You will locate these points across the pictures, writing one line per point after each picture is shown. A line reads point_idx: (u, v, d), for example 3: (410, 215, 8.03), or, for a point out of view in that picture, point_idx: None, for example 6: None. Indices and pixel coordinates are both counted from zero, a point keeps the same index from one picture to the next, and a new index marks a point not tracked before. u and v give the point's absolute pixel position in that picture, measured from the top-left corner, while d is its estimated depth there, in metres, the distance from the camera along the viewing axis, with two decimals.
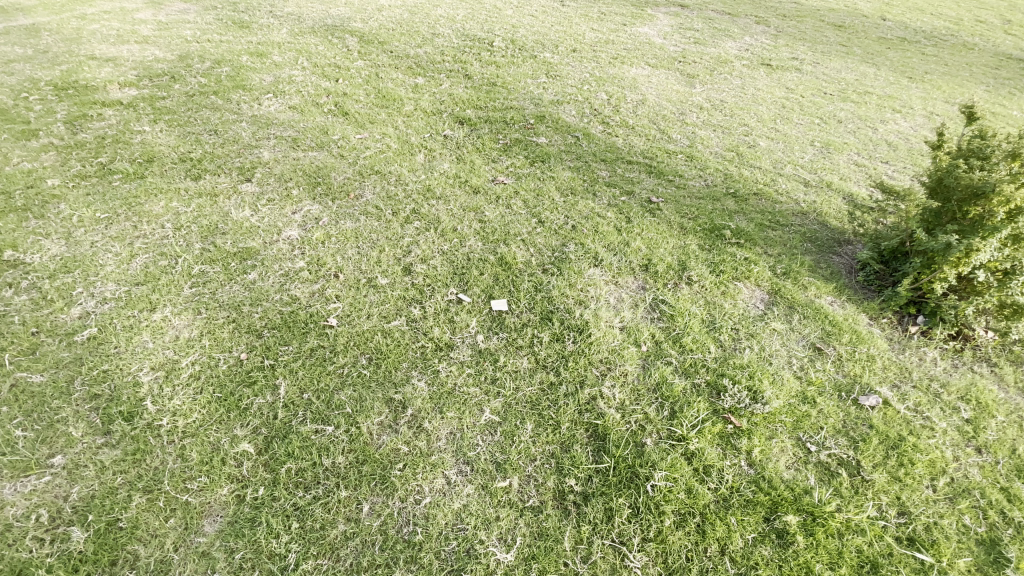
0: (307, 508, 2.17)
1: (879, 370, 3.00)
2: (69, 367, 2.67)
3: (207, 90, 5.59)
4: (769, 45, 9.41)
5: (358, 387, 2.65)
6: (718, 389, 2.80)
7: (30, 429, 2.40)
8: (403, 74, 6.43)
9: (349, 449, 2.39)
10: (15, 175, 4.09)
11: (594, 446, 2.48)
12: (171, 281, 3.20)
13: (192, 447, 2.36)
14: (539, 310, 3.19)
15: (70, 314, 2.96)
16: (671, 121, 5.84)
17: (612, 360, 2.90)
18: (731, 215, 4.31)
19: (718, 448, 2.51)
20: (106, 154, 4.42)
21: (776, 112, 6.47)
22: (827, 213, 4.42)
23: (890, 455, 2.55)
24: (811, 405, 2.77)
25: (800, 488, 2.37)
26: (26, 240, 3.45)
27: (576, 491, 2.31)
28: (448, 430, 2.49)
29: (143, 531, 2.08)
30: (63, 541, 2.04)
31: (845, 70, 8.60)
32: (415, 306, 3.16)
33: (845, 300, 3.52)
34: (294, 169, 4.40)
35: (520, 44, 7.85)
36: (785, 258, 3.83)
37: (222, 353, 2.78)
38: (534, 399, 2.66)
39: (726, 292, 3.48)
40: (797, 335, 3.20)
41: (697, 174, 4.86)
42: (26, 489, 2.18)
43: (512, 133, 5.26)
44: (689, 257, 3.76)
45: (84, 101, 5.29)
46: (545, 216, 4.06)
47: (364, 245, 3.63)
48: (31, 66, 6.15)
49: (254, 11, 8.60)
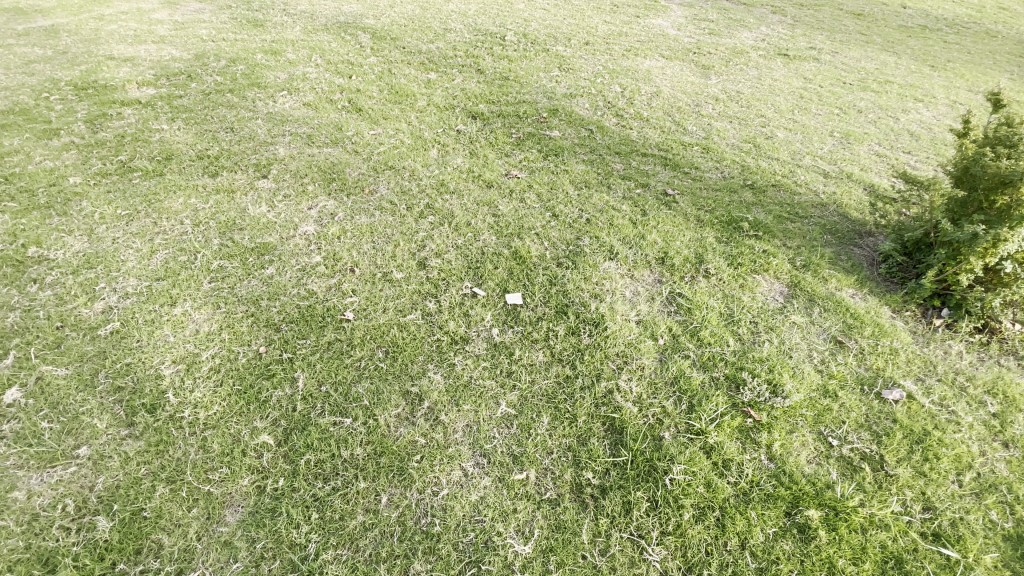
0: (326, 499, 2.19)
1: (902, 364, 2.94)
2: (93, 361, 2.72)
3: (223, 88, 5.64)
4: (786, 34, 9.24)
5: (375, 380, 2.67)
6: (737, 383, 2.76)
7: (56, 421, 2.45)
8: (415, 69, 6.44)
9: (367, 441, 2.41)
10: (38, 174, 4.18)
11: (611, 440, 2.47)
12: (190, 276, 3.25)
13: (213, 438, 2.39)
14: (555, 303, 3.17)
15: (93, 309, 3.01)
16: (686, 113, 5.77)
17: (629, 354, 2.88)
18: (749, 207, 4.24)
19: (737, 442, 2.48)
20: (126, 152, 4.49)
21: (794, 103, 6.35)
22: (848, 204, 4.33)
23: (914, 450, 2.50)
24: (832, 399, 2.72)
25: (822, 482, 2.33)
26: (50, 237, 3.53)
27: (594, 484, 2.29)
28: (465, 423, 2.49)
29: (166, 520, 2.12)
30: (89, 530, 2.08)
31: (865, 59, 8.41)
32: (431, 299, 3.17)
33: (867, 292, 3.45)
34: (309, 165, 4.43)
35: (533, 38, 7.81)
36: (805, 250, 3.77)
37: (242, 346, 2.82)
38: (550, 393, 2.66)
39: (745, 284, 3.43)
40: (817, 328, 3.15)
41: (713, 166, 4.80)
42: (53, 479, 2.24)
43: (525, 127, 5.23)
44: (706, 250, 3.71)
45: (104, 100, 5.38)
46: (560, 210, 4.04)
47: (379, 240, 3.64)
48: (52, 66, 6.27)
49: (267, 9, 8.66)
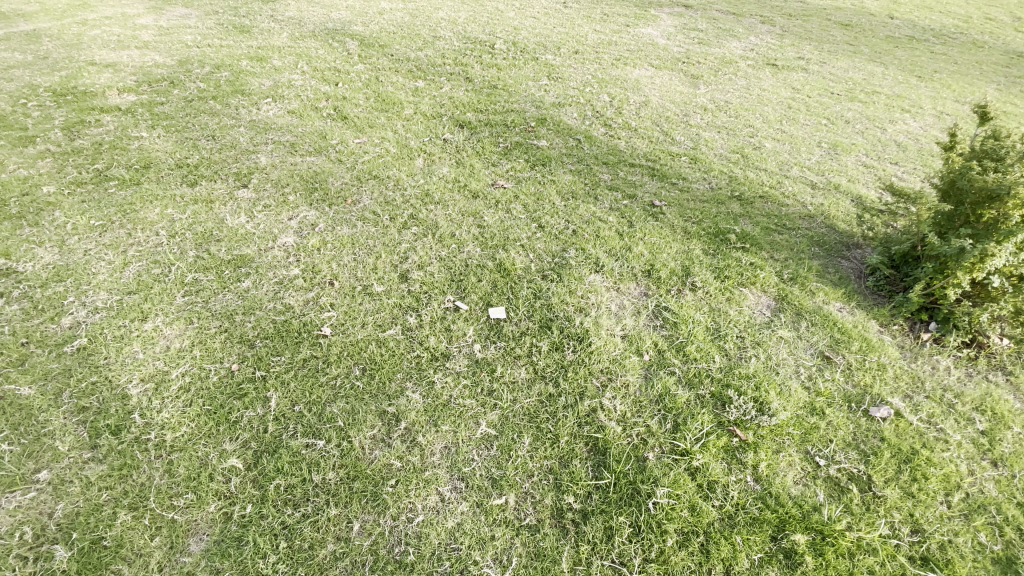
0: (295, 526, 2.10)
1: (890, 380, 2.90)
2: (58, 379, 2.61)
3: (206, 95, 5.56)
4: (775, 44, 9.29)
5: (351, 399, 2.58)
6: (723, 401, 2.70)
7: (16, 443, 2.34)
8: (403, 77, 6.38)
9: (340, 464, 2.32)
10: (10, 182, 4.07)
11: (594, 461, 2.40)
12: (163, 289, 3.15)
13: (180, 461, 2.30)
14: (539, 318, 3.11)
15: (61, 324, 2.91)
16: (674, 123, 5.75)
17: (613, 370, 2.82)
18: (736, 218, 4.21)
19: (723, 463, 2.42)
20: (103, 161, 4.39)
21: (782, 113, 6.36)
22: (835, 216, 4.31)
23: (902, 469, 2.45)
24: (819, 417, 2.67)
25: (809, 505, 2.28)
26: (19, 249, 3.41)
27: (575, 509, 2.22)
28: (443, 444, 2.41)
29: (127, 550, 2.02)
30: (45, 560, 1.98)
31: (853, 69, 8.47)
32: (412, 314, 3.09)
33: (855, 306, 3.42)
34: (291, 174, 4.34)
35: (522, 47, 7.79)
36: (792, 263, 3.73)
37: (213, 364, 2.72)
38: (532, 412, 2.58)
39: (732, 298, 3.39)
40: (805, 344, 3.10)
41: (701, 177, 4.77)
42: (11, 505, 2.13)
43: (512, 137, 5.19)
44: (693, 262, 3.67)
45: (82, 107, 5.27)
46: (546, 220, 3.99)
47: (361, 251, 3.56)
48: (32, 72, 6.15)
49: (255, 15, 8.58)
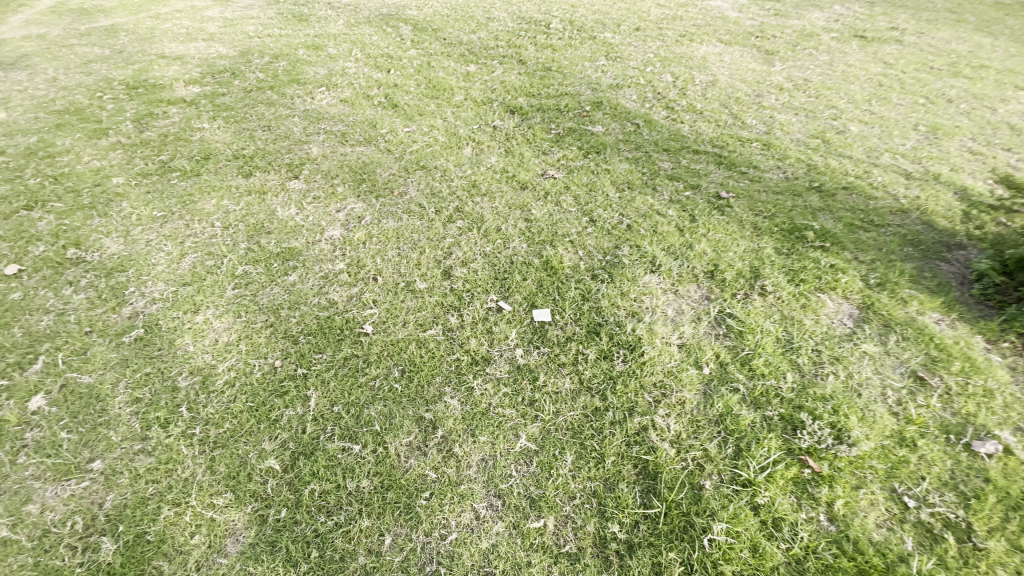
0: (327, 536, 2.05)
1: (1000, 410, 2.47)
2: (116, 369, 2.70)
3: (263, 85, 5.66)
4: (863, 14, 8.33)
5: (389, 403, 2.51)
6: (794, 425, 2.40)
7: (75, 431, 2.44)
8: (454, 62, 6.22)
9: (375, 471, 2.25)
10: (85, 174, 4.30)
11: (642, 486, 2.19)
12: (215, 281, 3.21)
13: (221, 459, 2.31)
14: (587, 322, 2.90)
15: (121, 314, 3.02)
16: (744, 105, 5.25)
17: (668, 384, 2.57)
18: (814, 213, 3.77)
19: (791, 498, 2.14)
20: (167, 152, 4.56)
21: (871, 91, 5.67)
22: (934, 211, 3.77)
23: (1013, 520, 2.07)
24: (910, 450, 2.31)
25: (894, 555, 1.97)
26: (89, 239, 3.59)
27: (619, 539, 2.03)
28: (480, 457, 2.29)
29: (169, 546, 2.05)
30: (94, 550, 2.04)
31: (957, 40, 7.44)
32: (453, 314, 2.97)
33: (956, 319, 2.95)
34: (340, 165, 4.33)
35: (579, 25, 7.40)
36: (880, 265, 3.28)
37: (257, 359, 2.73)
38: (576, 426, 2.40)
39: (808, 305, 3.02)
40: (894, 361, 2.71)
41: (773, 165, 4.32)
42: (67, 493, 2.21)
43: (565, 123, 4.92)
44: (762, 262, 3.31)
45: (152, 99, 5.51)
46: (598, 214, 3.73)
47: (405, 246, 3.48)
48: (110, 65, 6.51)
49: (314, 3, 8.68)
